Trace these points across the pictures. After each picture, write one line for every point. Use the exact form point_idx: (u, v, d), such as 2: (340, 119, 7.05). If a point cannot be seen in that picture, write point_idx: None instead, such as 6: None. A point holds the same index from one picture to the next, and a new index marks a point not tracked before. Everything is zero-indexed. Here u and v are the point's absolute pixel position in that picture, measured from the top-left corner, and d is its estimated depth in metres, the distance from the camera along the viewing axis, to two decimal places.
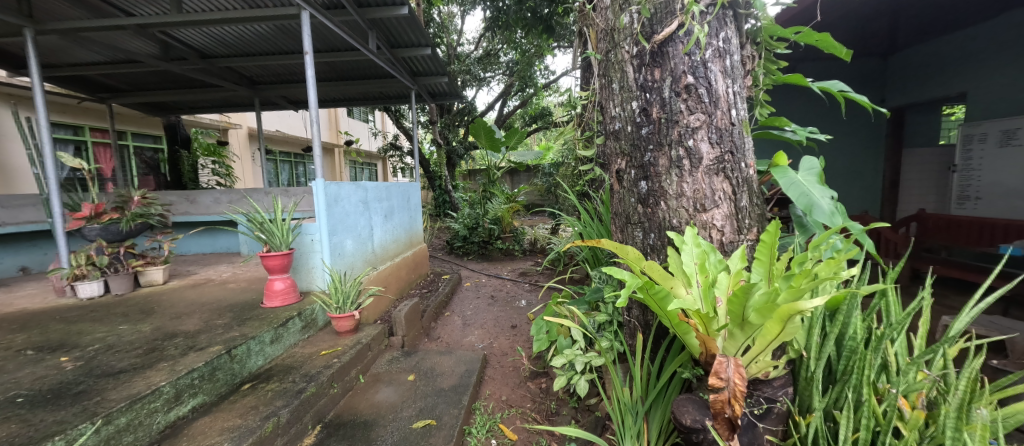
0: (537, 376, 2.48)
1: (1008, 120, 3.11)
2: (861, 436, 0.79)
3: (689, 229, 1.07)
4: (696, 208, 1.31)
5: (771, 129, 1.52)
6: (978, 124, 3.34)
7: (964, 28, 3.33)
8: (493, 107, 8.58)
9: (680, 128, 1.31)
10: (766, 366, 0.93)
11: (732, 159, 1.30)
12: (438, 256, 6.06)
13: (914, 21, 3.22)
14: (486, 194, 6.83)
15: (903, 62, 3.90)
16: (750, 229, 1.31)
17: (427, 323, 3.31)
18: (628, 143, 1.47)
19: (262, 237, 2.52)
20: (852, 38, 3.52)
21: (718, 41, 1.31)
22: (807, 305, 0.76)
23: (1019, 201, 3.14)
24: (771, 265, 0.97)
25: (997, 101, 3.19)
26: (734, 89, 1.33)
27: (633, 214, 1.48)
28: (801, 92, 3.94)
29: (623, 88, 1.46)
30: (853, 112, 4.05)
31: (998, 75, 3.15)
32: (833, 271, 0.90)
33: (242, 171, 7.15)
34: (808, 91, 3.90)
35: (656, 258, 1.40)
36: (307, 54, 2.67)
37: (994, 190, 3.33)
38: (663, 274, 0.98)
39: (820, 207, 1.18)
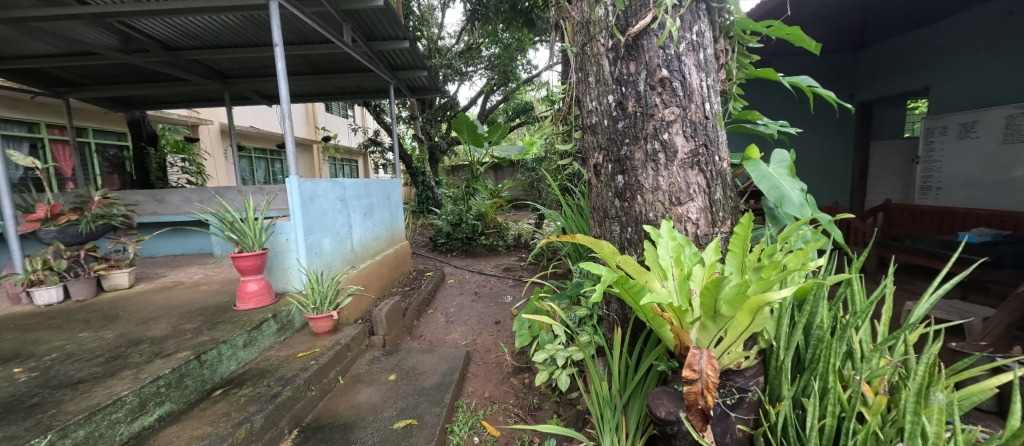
0: (520, 371, 2.46)
1: (966, 114, 3.27)
2: (827, 423, 0.81)
3: (665, 222, 1.07)
4: (671, 201, 1.31)
5: (744, 123, 1.54)
6: (940, 118, 3.49)
7: (928, 25, 3.46)
8: (475, 102, 8.49)
9: (655, 122, 1.31)
10: (737, 356, 0.95)
11: (707, 152, 1.31)
12: (422, 253, 6.00)
13: (882, 17, 3.32)
14: (469, 189, 6.79)
15: (871, 57, 4.04)
16: (723, 221, 1.33)
17: (409, 322, 3.26)
18: (605, 136, 1.46)
19: (233, 237, 2.42)
20: (824, 33, 3.60)
21: (691, 35, 1.31)
22: (774, 296, 0.78)
23: (978, 191, 3.30)
24: (743, 256, 0.97)
25: (958, 95, 3.34)
26: (707, 83, 1.34)
27: (610, 209, 1.47)
28: (772, 85, 4.04)
29: (600, 81, 1.45)
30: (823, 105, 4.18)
31: (959, 70, 3.30)
32: (801, 262, 0.91)
33: (215, 170, 6.90)
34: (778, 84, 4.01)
35: (633, 251, 1.40)
36: (276, 46, 2.56)
37: (955, 180, 3.48)
38: (637, 268, 0.97)
39: (790, 199, 1.21)
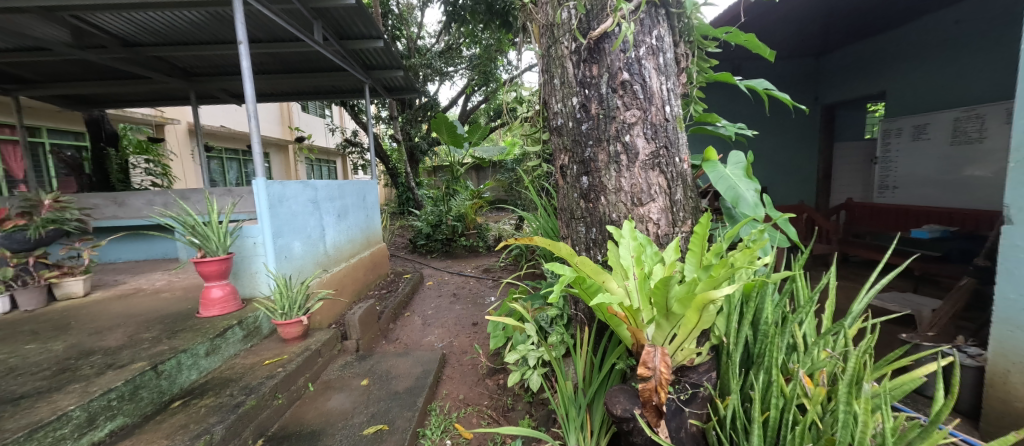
0: (495, 373, 2.46)
1: (918, 117, 3.47)
2: (770, 415, 0.84)
3: (627, 222, 1.08)
4: (633, 202, 1.34)
5: (705, 125, 1.58)
6: (896, 120, 3.68)
7: (883, 33, 3.66)
8: (456, 102, 8.43)
9: (616, 124, 1.33)
10: (689, 352, 0.98)
11: (667, 153, 1.35)
12: (401, 255, 5.92)
13: (843, 24, 3.47)
14: (449, 190, 6.74)
15: (832, 62, 4.22)
16: (684, 221, 1.36)
17: (384, 325, 3.21)
18: (570, 138, 1.47)
19: (195, 242, 2.32)
20: (788, 39, 3.74)
21: (651, 39, 1.34)
22: (719, 293, 0.80)
23: (930, 190, 3.50)
24: (698, 255, 1.00)
25: (910, 99, 3.54)
26: (667, 86, 1.37)
27: (576, 210, 1.49)
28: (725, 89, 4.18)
29: (564, 83, 1.46)
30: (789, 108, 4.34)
31: (911, 75, 3.50)
32: (749, 261, 0.95)
33: (182, 171, 6.63)
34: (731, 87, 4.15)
35: (598, 252, 1.42)
36: (241, 43, 2.48)
37: (909, 179, 3.68)
38: (596, 268, 0.97)
39: (745, 200, 1.25)
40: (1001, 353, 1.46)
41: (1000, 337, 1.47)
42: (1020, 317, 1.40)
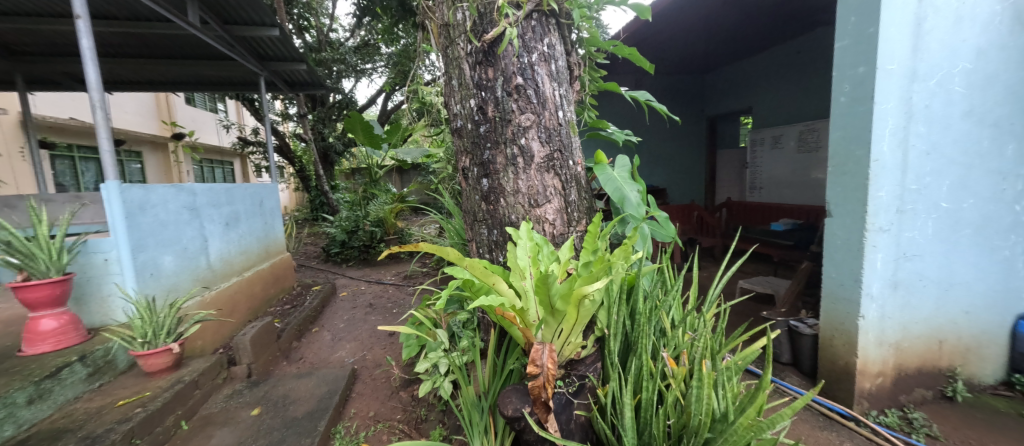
0: (410, 384, 2.35)
1: (775, 129, 4.18)
2: (643, 397, 0.91)
3: (524, 223, 1.09)
4: (530, 204, 1.37)
5: (598, 131, 1.70)
6: (760, 131, 4.38)
7: (749, 58, 4.36)
8: (375, 102, 7.99)
9: (512, 127, 1.36)
10: (576, 346, 1.03)
11: (561, 156, 1.41)
12: (311, 265, 5.40)
13: (718, 47, 4.03)
14: (367, 193, 6.34)
15: (713, 80, 4.89)
16: (578, 221, 1.43)
17: (285, 345, 2.88)
18: (469, 140, 1.46)
19: (12, 262, 1.83)
20: (677, 57, 4.24)
21: (542, 46, 1.39)
22: (591, 288, 0.85)
23: (785, 190, 4.21)
24: (584, 253, 1.05)
25: (769, 114, 4.24)
26: (559, 92, 1.43)
27: (478, 212, 1.48)
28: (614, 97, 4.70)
29: (461, 85, 1.44)
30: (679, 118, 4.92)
31: (769, 94, 4.20)
32: (626, 257, 1.03)
33: (9, 172, 5.24)
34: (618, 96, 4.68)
35: (499, 254, 1.43)
36: (79, 17, 2.04)
37: (771, 181, 4.39)
38: (485, 271, 0.96)
39: (629, 200, 1.37)
40: (829, 320, 1.85)
41: (828, 307, 1.86)
42: (839, 291, 1.79)
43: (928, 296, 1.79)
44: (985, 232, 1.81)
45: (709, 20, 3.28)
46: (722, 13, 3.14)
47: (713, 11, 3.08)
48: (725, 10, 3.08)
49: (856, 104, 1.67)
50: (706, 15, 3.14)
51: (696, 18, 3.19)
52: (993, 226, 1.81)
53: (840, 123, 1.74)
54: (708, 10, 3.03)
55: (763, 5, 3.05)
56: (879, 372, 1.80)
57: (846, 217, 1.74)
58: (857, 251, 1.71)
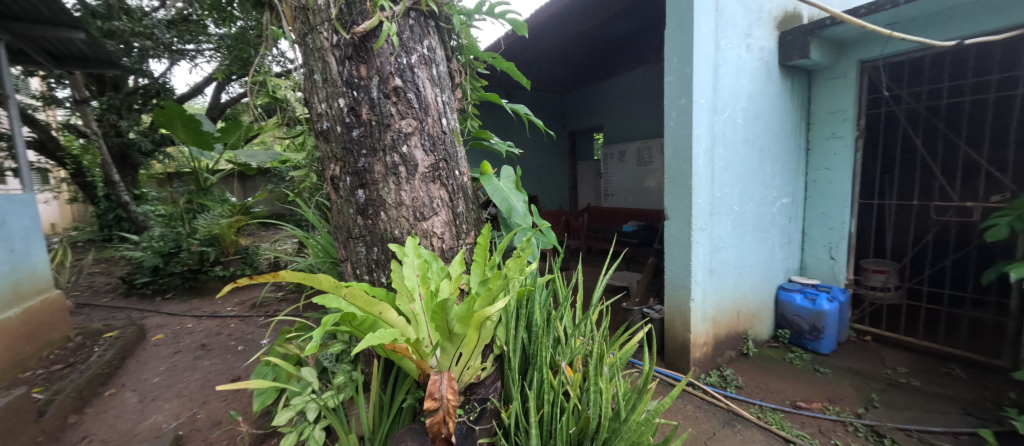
0: (264, 441, 1.87)
1: (620, 145, 4.95)
2: (545, 411, 0.90)
3: (409, 239, 0.98)
4: (416, 217, 1.25)
5: (481, 140, 1.68)
6: (609, 146, 5.11)
7: (598, 83, 5.11)
8: (203, 91, 6.43)
9: (392, 133, 1.21)
10: (475, 369, 0.96)
11: (447, 166, 1.33)
12: (101, 303, 3.93)
13: (575, 70, 4.59)
14: (194, 204, 5.00)
15: (572, 100, 5.57)
16: (467, 233, 1.37)
17: (49, 425, 1.98)
18: (339, 146, 1.25)
19: None
20: (543, 75, 4.67)
21: (421, 48, 1.29)
22: (492, 309, 0.80)
23: (629, 197, 4.96)
24: (479, 267, 1.00)
25: (615, 131, 5.03)
26: (442, 99, 1.35)
27: (353, 228, 1.28)
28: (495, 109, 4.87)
29: (326, 81, 1.23)
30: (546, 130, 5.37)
31: (614, 115, 5.00)
32: (520, 270, 1.02)
33: None
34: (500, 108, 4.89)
35: (381, 274, 1.26)
36: None
37: (619, 190, 5.11)
38: (368, 300, 0.82)
39: (516, 210, 1.39)
40: (671, 303, 2.25)
41: (670, 293, 2.26)
42: (677, 279, 2.20)
43: (731, 277, 2.33)
44: (760, 227, 2.46)
45: (568, 46, 3.70)
46: (577, 42, 3.59)
47: (571, 39, 3.48)
48: (580, 38, 3.52)
49: (682, 127, 2.09)
50: (566, 41, 3.53)
51: (557, 43, 3.56)
52: (763, 222, 2.48)
53: (672, 142, 2.15)
54: (568, 37, 3.41)
55: (608, 39, 3.59)
56: (705, 341, 2.26)
57: (679, 220, 2.15)
58: (687, 246, 2.12)
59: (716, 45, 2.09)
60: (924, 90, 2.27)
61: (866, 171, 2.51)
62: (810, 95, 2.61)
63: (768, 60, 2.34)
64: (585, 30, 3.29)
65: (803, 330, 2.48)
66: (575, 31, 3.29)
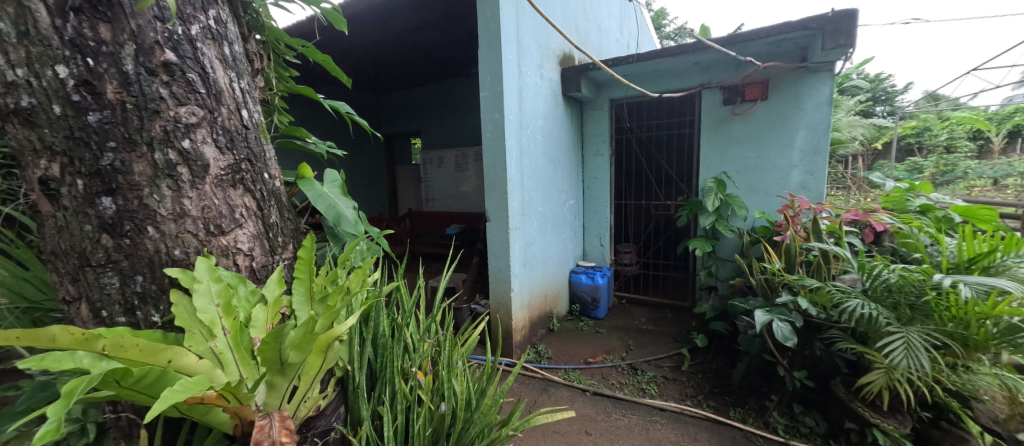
0: None
1: (437, 151, 5.14)
2: (399, 423, 0.87)
3: (202, 260, 0.73)
4: (209, 231, 0.87)
5: (293, 139, 1.42)
6: (428, 152, 5.21)
7: (415, 88, 5.14)
8: None
9: (164, 124, 0.79)
10: (316, 400, 0.82)
11: (251, 168, 0.97)
12: None
13: (389, 72, 4.47)
14: None
15: (386, 102, 5.42)
16: (285, 247, 1.06)
17: None
18: (59, 133, 0.71)
19: None
20: (356, 71, 4.32)
21: (202, 16, 0.89)
22: (340, 328, 0.72)
23: (449, 200, 5.20)
24: (311, 282, 0.86)
25: (434, 138, 5.17)
26: (239, 86, 0.98)
27: (90, 254, 0.75)
28: (309, 105, 4.47)
29: (18, 25, 0.67)
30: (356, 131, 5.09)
31: (431, 121, 5.15)
32: (359, 282, 0.94)
33: None
34: (315, 104, 4.50)
35: (152, 313, 0.80)
36: None
37: (439, 194, 5.27)
38: (147, 349, 0.60)
39: (345, 217, 1.26)
40: (496, 296, 2.53)
41: (495, 287, 2.54)
42: (499, 273, 2.50)
43: (539, 267, 2.80)
44: (556, 224, 3.04)
45: (381, 47, 3.58)
46: (392, 44, 3.52)
47: (385, 39, 3.39)
48: (393, 41, 3.47)
49: (498, 138, 2.37)
50: (379, 41, 3.41)
51: (370, 40, 3.39)
52: (559, 220, 3.08)
53: (490, 152, 2.41)
54: (381, 36, 3.31)
55: (423, 47, 3.68)
56: (523, 325, 2.64)
57: (499, 221, 2.44)
58: (505, 244, 2.44)
59: (519, 71, 2.47)
60: (644, 124, 3.31)
61: (617, 179, 3.45)
62: (583, 120, 3.40)
63: (555, 90, 2.92)
64: (399, 34, 3.27)
65: (586, 302, 3.23)
66: (389, 32, 3.23)
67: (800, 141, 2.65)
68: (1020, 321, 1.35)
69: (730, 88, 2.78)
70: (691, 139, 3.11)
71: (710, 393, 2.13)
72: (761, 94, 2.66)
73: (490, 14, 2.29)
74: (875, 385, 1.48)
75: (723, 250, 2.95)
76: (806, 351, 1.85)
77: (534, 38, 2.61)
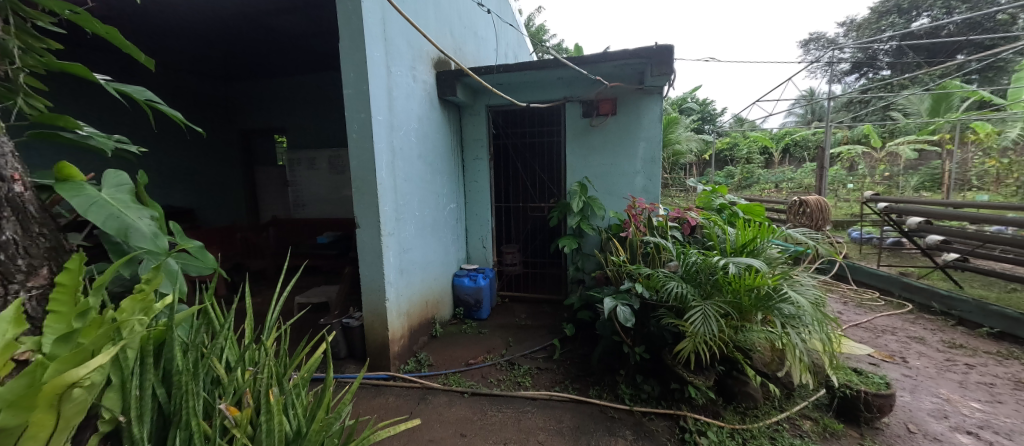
0: None
1: (308, 151, 4.58)
2: None
3: None
4: None
5: (53, 129, 1.02)
6: (295, 152, 4.62)
7: (276, 79, 4.51)
8: None
9: None
10: None
11: None
12: None
13: (240, 57, 3.82)
14: None
15: (239, 91, 4.67)
16: (31, 270, 0.78)
17: None
18: None
19: None
20: (193, 50, 3.58)
21: None
22: (81, 370, 0.55)
23: (323, 206, 4.68)
24: (72, 318, 0.64)
25: (302, 136, 4.59)
26: None
27: None
28: (92, 89, 3.51)
29: None
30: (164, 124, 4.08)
31: (298, 118, 4.56)
32: (138, 309, 0.73)
33: None
34: (99, 89, 3.56)
35: None
36: None
37: (310, 199, 4.70)
38: None
39: (139, 231, 0.91)
40: (370, 307, 2.37)
41: (368, 298, 2.37)
42: (372, 283, 2.34)
43: (418, 273, 2.72)
44: (436, 227, 3.01)
45: (226, 27, 3.04)
46: (240, 25, 3.02)
47: (230, 18, 2.88)
48: (244, 23, 2.98)
49: (366, 139, 2.22)
50: (222, 19, 2.88)
51: (209, 17, 2.84)
52: (438, 224, 3.05)
53: (356, 154, 2.25)
54: (226, 14, 2.80)
55: (282, 33, 3.25)
56: (401, 335, 2.52)
57: (369, 227, 2.28)
58: (377, 252, 2.30)
59: (387, 70, 2.36)
60: (518, 131, 3.51)
61: (497, 183, 3.59)
62: (461, 124, 3.45)
63: (430, 93, 2.89)
64: (250, 15, 2.82)
65: (470, 304, 3.26)
66: (236, 10, 2.75)
67: (641, 151, 3.14)
68: (769, 289, 1.83)
69: (589, 103, 3.15)
70: (559, 147, 3.41)
71: (575, 377, 2.38)
72: (611, 109, 3.09)
73: (351, 6, 2.13)
74: (686, 351, 1.83)
75: (587, 247, 3.33)
76: (644, 328, 2.20)
77: (404, 38, 2.53)
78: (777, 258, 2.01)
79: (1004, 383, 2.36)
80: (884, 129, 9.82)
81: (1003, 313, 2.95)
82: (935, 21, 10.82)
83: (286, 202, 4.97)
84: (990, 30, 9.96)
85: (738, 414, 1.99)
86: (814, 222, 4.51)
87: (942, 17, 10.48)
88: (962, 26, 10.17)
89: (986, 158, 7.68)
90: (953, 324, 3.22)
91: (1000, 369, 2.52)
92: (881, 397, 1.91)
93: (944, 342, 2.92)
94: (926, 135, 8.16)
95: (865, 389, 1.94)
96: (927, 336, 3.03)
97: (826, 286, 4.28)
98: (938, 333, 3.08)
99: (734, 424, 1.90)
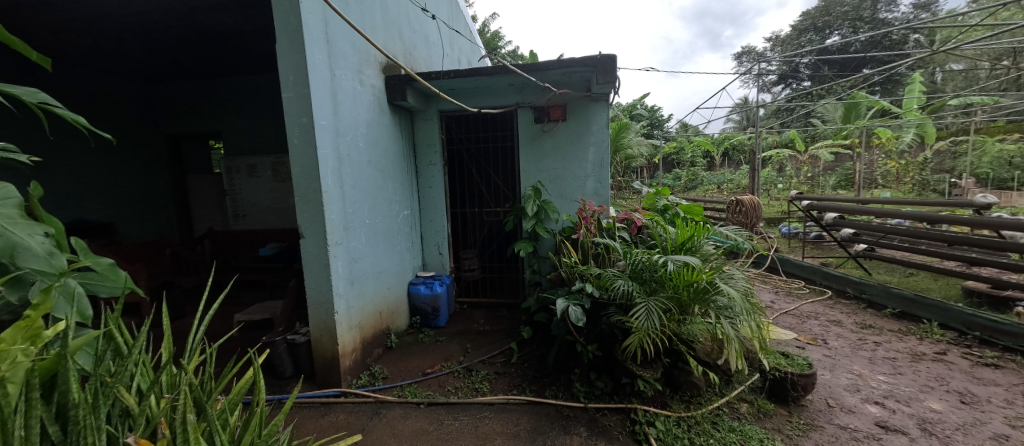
0: None
1: (248, 158, 4.27)
2: None
3: None
4: None
5: None
6: (234, 158, 4.30)
7: (210, 80, 4.19)
8: None
9: None
10: None
11: None
12: None
13: (168, 56, 3.51)
14: None
15: (165, 92, 4.30)
16: None
17: None
18: None
19: None
20: (110, 46, 3.24)
21: None
22: None
23: (266, 216, 4.39)
24: None
25: (240, 142, 4.27)
26: None
27: None
28: None
29: None
30: (60, 131, 3.61)
31: (236, 122, 4.24)
32: (31, 333, 0.62)
33: None
34: None
35: None
36: None
37: (252, 209, 4.38)
38: None
39: (28, 250, 0.73)
40: (316, 322, 2.25)
41: (314, 312, 2.25)
42: (318, 297, 2.22)
43: (370, 283, 2.63)
44: (389, 235, 2.93)
45: (149, 23, 2.79)
46: (165, 21, 2.78)
47: (154, 13, 2.64)
48: (169, 18, 2.74)
49: (309, 146, 2.12)
50: (144, 14, 2.64)
51: (128, 11, 2.59)
52: (391, 231, 2.96)
53: (298, 161, 2.14)
54: (147, 9, 2.56)
55: (214, 32, 3.03)
56: (352, 349, 2.41)
57: (313, 237, 2.17)
58: (323, 263, 2.19)
59: (331, 73, 2.28)
60: (472, 137, 3.52)
61: (451, 188, 3.56)
62: (414, 130, 3.40)
63: (379, 97, 2.82)
64: (176, 10, 2.61)
65: (426, 313, 3.20)
66: (158, 5, 2.53)
67: (591, 156, 3.27)
68: (705, 283, 1.97)
69: (540, 109, 3.23)
70: (513, 152, 3.46)
71: (533, 379, 2.41)
72: (562, 115, 3.19)
73: (289, 6, 2.03)
74: (633, 346, 1.91)
75: (542, 249, 3.40)
76: (597, 326, 2.28)
77: (348, 40, 2.45)
78: (712, 255, 2.18)
79: (903, 357, 2.70)
80: (807, 134, 10.95)
81: (902, 295, 3.38)
82: (845, 39, 12.28)
83: (224, 212, 4.59)
84: (887, 49, 11.47)
85: (684, 403, 2.11)
86: (749, 220, 4.91)
87: (850, 36, 11.89)
88: (865, 44, 11.60)
89: (887, 159, 8.80)
90: (865, 307, 3.63)
91: (901, 345, 2.88)
92: (805, 377, 2.11)
93: (857, 323, 3.30)
94: (840, 140, 9.19)
95: (791, 371, 2.13)
96: (843, 319, 3.40)
97: (761, 278, 4.68)
98: (852, 316, 3.47)
99: (679, 413, 2.02)
